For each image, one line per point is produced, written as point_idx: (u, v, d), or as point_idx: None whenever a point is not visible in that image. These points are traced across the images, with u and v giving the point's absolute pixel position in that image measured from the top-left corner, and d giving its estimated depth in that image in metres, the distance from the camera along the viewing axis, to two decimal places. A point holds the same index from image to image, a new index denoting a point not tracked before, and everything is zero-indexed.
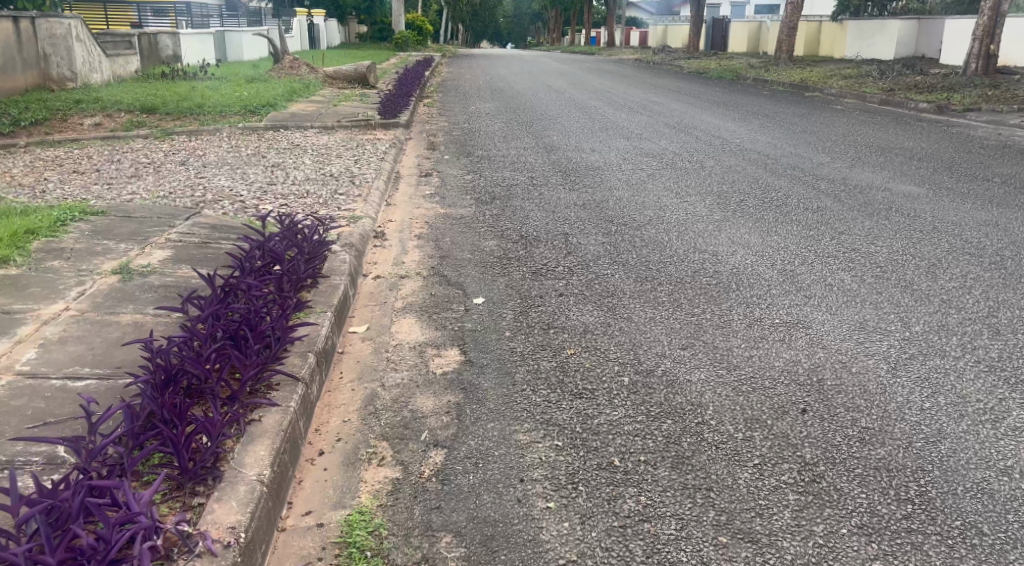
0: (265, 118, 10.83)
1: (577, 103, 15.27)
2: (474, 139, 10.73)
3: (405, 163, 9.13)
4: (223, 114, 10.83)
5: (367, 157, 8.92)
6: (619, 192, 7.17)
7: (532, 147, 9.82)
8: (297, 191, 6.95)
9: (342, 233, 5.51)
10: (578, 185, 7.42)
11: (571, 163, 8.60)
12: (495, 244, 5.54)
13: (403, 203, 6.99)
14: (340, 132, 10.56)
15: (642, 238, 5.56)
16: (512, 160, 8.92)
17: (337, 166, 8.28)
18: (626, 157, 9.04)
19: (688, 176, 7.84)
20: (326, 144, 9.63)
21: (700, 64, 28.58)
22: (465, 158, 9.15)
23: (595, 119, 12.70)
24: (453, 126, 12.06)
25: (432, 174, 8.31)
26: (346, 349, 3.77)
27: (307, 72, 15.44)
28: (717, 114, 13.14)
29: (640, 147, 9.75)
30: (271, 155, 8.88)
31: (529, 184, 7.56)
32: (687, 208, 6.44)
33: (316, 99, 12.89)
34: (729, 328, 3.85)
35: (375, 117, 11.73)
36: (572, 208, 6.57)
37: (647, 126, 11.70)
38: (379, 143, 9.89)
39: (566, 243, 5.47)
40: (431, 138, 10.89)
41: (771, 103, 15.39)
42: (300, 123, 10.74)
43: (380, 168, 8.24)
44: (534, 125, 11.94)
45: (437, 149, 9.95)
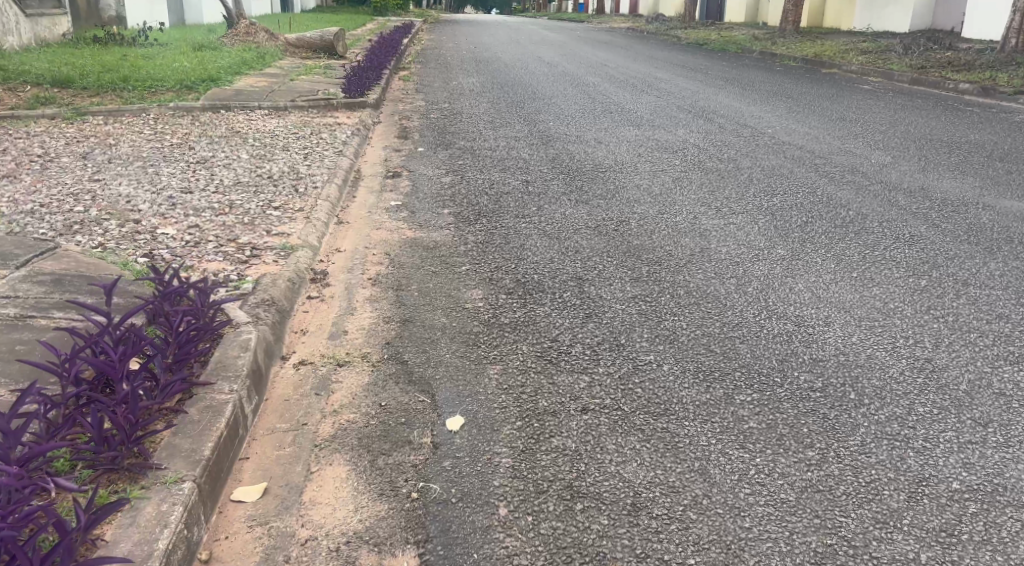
0: (203, 94, 9.16)
1: (573, 79, 13.59)
2: (455, 124, 9.05)
3: (369, 156, 7.48)
4: (153, 88, 9.20)
5: (320, 149, 7.28)
6: (640, 204, 5.58)
7: (526, 138, 8.19)
8: (217, 202, 5.32)
9: (261, 284, 3.88)
10: (587, 196, 5.81)
11: (574, 163, 6.98)
12: (481, 298, 3.93)
13: (360, 221, 5.36)
14: (294, 114, 8.88)
15: (688, 288, 3.97)
16: (501, 156, 7.28)
17: (280, 162, 6.63)
18: (641, 152, 7.43)
19: (723, 181, 6.24)
20: (274, 131, 7.98)
21: (700, 35, 26.80)
22: (442, 151, 7.52)
23: (597, 99, 11.02)
24: (431, 106, 10.36)
25: (400, 174, 6.67)
26: (213, 553, 2.16)
27: (266, 39, 13.65)
28: (734, 96, 11.51)
29: (655, 137, 8.15)
30: (200, 146, 7.23)
31: (524, 194, 5.96)
32: (735, 235, 4.85)
33: (272, 71, 11.16)
34: (879, 503, 2.31)
35: (338, 94, 10.03)
36: (583, 233, 4.97)
37: (659, 110, 10.04)
38: (339, 131, 8.21)
39: (585, 300, 3.87)
40: (403, 122, 9.21)
41: (792, 82, 13.70)
42: (245, 101, 9.08)
43: (335, 167, 6.58)
44: (526, 107, 10.26)
45: (410, 137, 8.28)
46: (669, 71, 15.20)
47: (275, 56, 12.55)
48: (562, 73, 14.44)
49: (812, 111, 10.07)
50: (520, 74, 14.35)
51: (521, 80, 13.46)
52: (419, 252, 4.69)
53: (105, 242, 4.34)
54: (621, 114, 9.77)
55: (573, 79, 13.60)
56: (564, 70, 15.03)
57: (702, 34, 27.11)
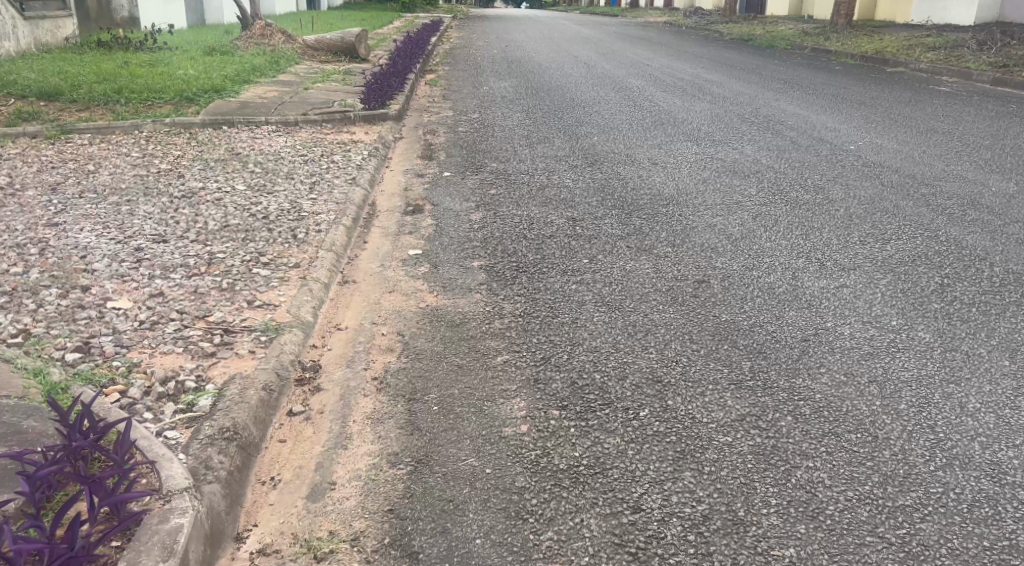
0: (204, 107, 8.16)
1: (615, 82, 12.48)
2: (487, 140, 8.00)
3: (388, 183, 6.45)
4: (149, 101, 8.22)
5: (331, 176, 6.26)
6: (719, 255, 4.47)
7: (570, 159, 7.11)
8: (193, 255, 4.30)
9: (224, 400, 2.83)
10: (650, 243, 4.72)
11: (629, 194, 5.89)
12: (525, 417, 2.83)
13: (370, 279, 4.31)
14: (305, 131, 7.87)
15: (814, 406, 2.84)
16: (541, 184, 6.21)
17: (280, 196, 5.61)
18: (707, 178, 6.32)
19: (815, 220, 5.11)
20: (280, 152, 6.97)
21: (744, 30, 25.43)
22: (472, 178, 6.45)
23: (645, 108, 9.89)
24: (459, 118, 9.31)
25: (423, 211, 5.62)
26: None
27: (283, 41, 12.66)
28: (797, 101, 10.31)
29: (720, 158, 7.02)
30: (191, 172, 6.23)
31: (572, 239, 4.89)
32: (852, 306, 3.73)
33: (286, 79, 10.16)
34: None
35: (357, 106, 8.99)
36: (653, 300, 3.87)
37: (718, 121, 8.89)
38: (355, 151, 7.19)
39: (673, 425, 2.75)
40: (429, 138, 8.18)
41: (857, 84, 12.44)
42: (251, 115, 8.08)
43: (346, 201, 5.56)
44: (566, 118, 9.19)
45: (436, 157, 7.24)
46: (718, 72, 14.01)
47: (291, 61, 11.57)
48: (602, 77, 13.33)
49: (894, 120, 8.84)
50: (557, 77, 13.25)
51: (559, 84, 12.35)
52: (441, 329, 3.62)
53: (33, 328, 3.34)
54: (675, 126, 8.64)
55: (615, 83, 12.47)
56: (603, 72, 13.91)
57: (746, 29, 25.80)
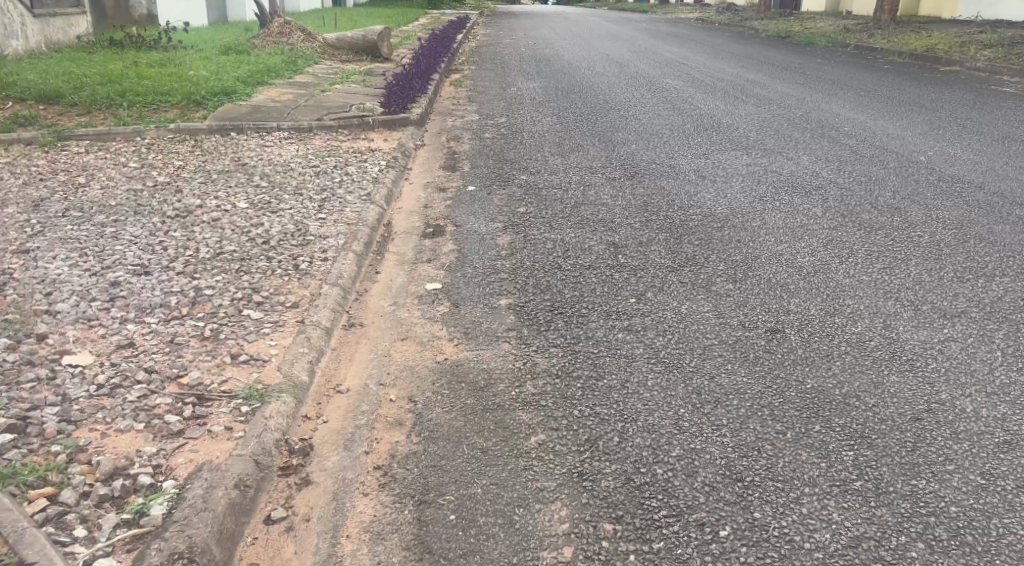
0: (212, 111, 7.57)
1: (651, 83, 11.81)
2: (515, 149, 7.39)
3: (406, 198, 5.84)
4: (154, 103, 7.63)
5: (342, 190, 5.65)
6: (789, 296, 3.80)
7: (608, 170, 6.46)
8: (175, 292, 3.69)
9: (182, 515, 2.23)
10: (705, 277, 4.09)
11: (677, 213, 5.22)
12: (568, 533, 2.28)
13: (379, 322, 3.68)
14: (318, 137, 7.29)
15: (952, 527, 2.28)
16: (576, 201, 5.57)
17: (284, 215, 5.00)
18: (763, 195, 5.65)
19: (897, 248, 4.45)
20: (291, 163, 6.37)
21: (782, 26, 24.65)
22: (499, 193, 5.83)
23: (686, 112, 9.21)
24: (485, 124, 8.69)
25: (443, 233, 5.00)
26: None
27: (302, 39, 12.08)
28: (850, 104, 9.60)
29: (775, 171, 6.33)
30: (190, 186, 5.64)
31: (614, 270, 4.25)
32: (964, 367, 3.06)
33: (303, 80, 9.56)
34: None
35: (376, 110, 8.38)
36: (717, 358, 3.20)
37: (767, 128, 8.20)
38: (372, 161, 6.60)
39: (764, 554, 2.21)
40: (452, 147, 7.60)
41: (913, 84, 11.66)
42: (262, 120, 7.48)
43: (358, 222, 4.95)
44: (601, 123, 8.55)
45: (460, 169, 6.65)
46: (760, 72, 13.29)
47: (310, 61, 10.98)
48: (637, 76, 12.65)
49: (964, 125, 8.11)
50: (589, 76, 12.58)
51: (591, 84, 11.67)
52: (461, 394, 2.96)
53: None
54: (721, 131, 7.98)
55: (650, 83, 11.77)
56: (638, 72, 13.23)
57: (783, 25, 24.94)
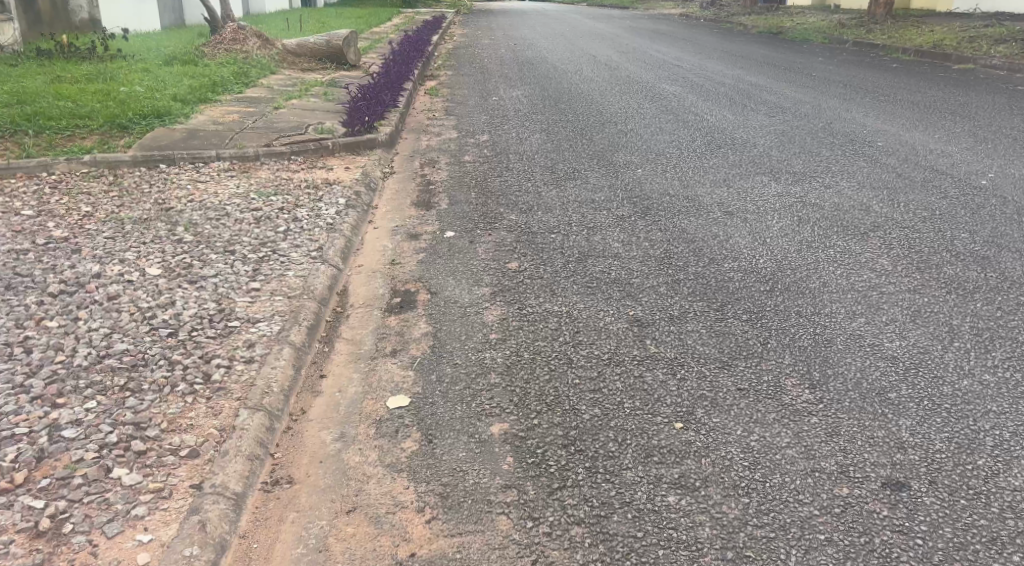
0: (140, 138, 6.38)
1: (647, 90, 10.79)
2: (501, 179, 6.33)
3: (369, 253, 4.71)
4: (70, 129, 6.43)
5: (287, 245, 4.53)
6: (893, 416, 2.73)
7: (615, 207, 5.44)
8: (17, 440, 2.57)
9: None
10: (767, 378, 3.04)
11: (711, 272, 4.17)
12: None
13: (317, 476, 2.59)
14: (266, 168, 6.15)
15: None
16: (581, 255, 4.54)
17: (204, 289, 3.87)
18: (810, 240, 4.64)
19: (1009, 322, 3.44)
20: (227, 205, 5.21)
21: (771, 22, 23.72)
22: (483, 246, 4.77)
23: (691, 127, 8.21)
24: (464, 145, 7.61)
25: (412, 306, 3.90)
26: None
27: (258, 46, 10.84)
28: (874, 114, 8.61)
29: (815, 205, 5.32)
30: (95, 242, 4.48)
31: (644, 364, 3.19)
32: None
33: (254, 95, 8.37)
34: None
35: (337, 130, 7.24)
36: (825, 551, 2.26)
37: (789, 145, 7.20)
38: (329, 199, 5.50)
39: None
40: (427, 177, 6.53)
41: (931, 87, 10.74)
42: (198, 148, 6.29)
43: (303, 295, 3.86)
44: (600, 143, 7.52)
45: (437, 208, 5.59)
46: (760, 75, 12.32)
47: (264, 71, 9.79)
48: (629, 82, 11.63)
49: (1014, 138, 7.10)
50: (577, 82, 11.53)
51: (580, 92, 10.62)
52: None
53: None
54: (738, 152, 6.99)
55: (645, 90, 10.75)
56: (630, 76, 12.19)
57: (772, 21, 24.07)
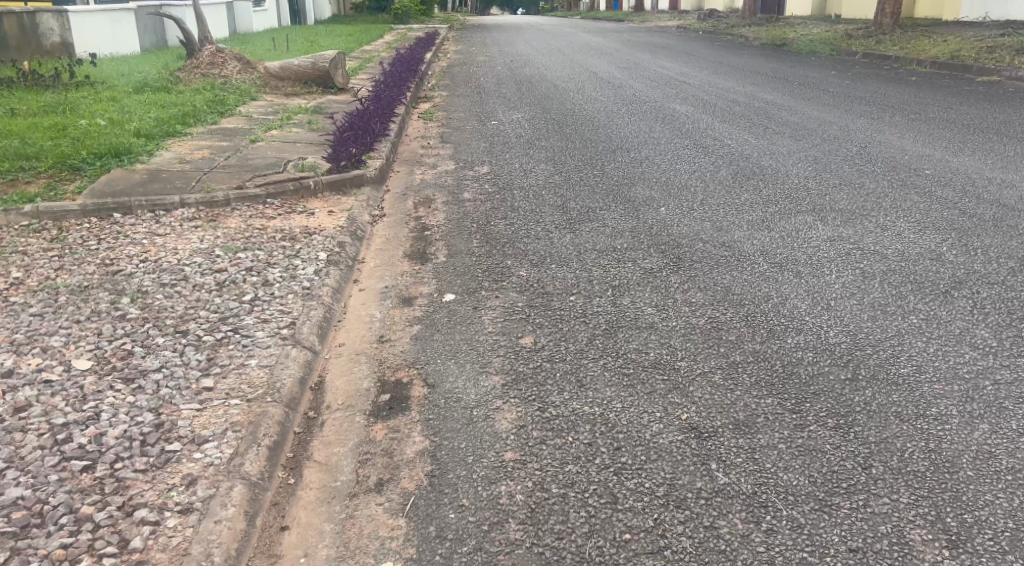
0: (93, 182, 5.59)
1: (657, 110, 10.04)
2: (506, 222, 5.57)
3: (352, 327, 3.89)
4: (13, 172, 5.63)
5: (252, 321, 3.74)
6: None
7: (641, 259, 4.68)
8: None
9: None
10: (879, 533, 2.31)
11: (773, 351, 3.39)
12: None
13: None
14: (237, 215, 5.36)
15: None
16: (609, 325, 3.76)
17: (141, 391, 3.07)
18: (883, 300, 3.87)
19: None
20: (186, 266, 4.42)
21: (774, 33, 23.05)
22: (489, 315, 3.98)
23: (712, 153, 7.47)
24: (462, 179, 6.84)
25: (405, 406, 3.09)
26: None
27: (238, 69, 10.05)
28: (911, 136, 7.87)
29: (876, 253, 4.56)
30: (17, 322, 3.69)
31: (714, 506, 2.44)
32: None
33: (229, 126, 7.58)
34: None
35: (319, 166, 6.45)
36: None
37: (826, 175, 6.46)
38: (307, 253, 4.71)
39: None
40: (422, 219, 5.75)
41: (962, 102, 10.03)
42: (158, 193, 5.49)
43: (265, 396, 3.06)
44: (614, 175, 6.76)
45: (435, 261, 4.83)
46: (775, 91, 11.59)
47: (244, 99, 9.01)
48: (636, 101, 10.87)
49: None
50: (580, 103, 10.78)
51: (585, 113, 9.87)
52: None
53: None
54: (770, 184, 6.23)
55: (655, 110, 10.01)
56: (637, 95, 11.43)
57: (775, 32, 23.41)
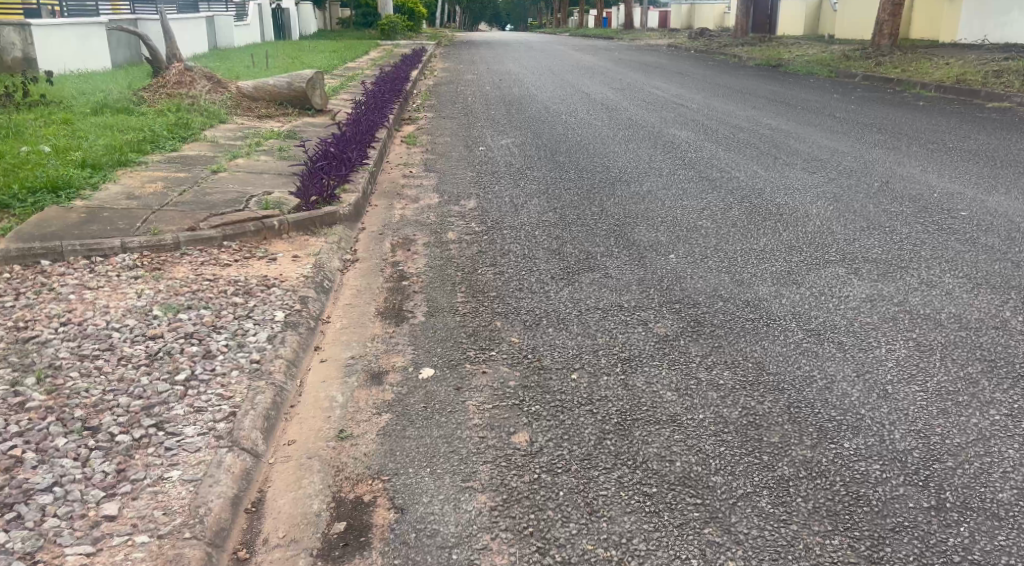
0: (22, 222, 4.87)
1: (657, 136, 9.42)
2: (496, 270, 4.88)
3: (308, 417, 3.19)
4: None
5: (181, 411, 3.02)
6: None
7: (655, 322, 4.01)
8: None
9: None
10: None
11: (829, 463, 2.74)
12: None
13: None
14: (185, 262, 4.65)
15: None
16: (622, 417, 3.08)
17: (20, 523, 2.37)
18: (951, 387, 3.22)
19: None
20: (113, 330, 3.70)
21: (770, 53, 22.61)
22: (474, 398, 3.28)
23: (720, 187, 6.85)
24: (447, 215, 6.17)
25: (365, 544, 2.42)
26: None
27: (208, 89, 9.34)
28: (934, 170, 7.28)
29: (927, 319, 3.92)
30: None
31: None
32: None
33: (191, 154, 6.87)
34: None
35: (286, 200, 5.75)
36: None
37: (849, 216, 5.84)
38: (261, 311, 4.02)
39: None
40: (400, 265, 5.07)
41: (979, 131, 9.48)
42: (96, 235, 4.77)
43: (182, 533, 2.38)
44: (616, 212, 6.12)
45: (412, 322, 4.14)
46: (779, 116, 11.01)
47: (211, 122, 8.29)
48: (634, 126, 10.26)
49: None
50: (574, 127, 10.15)
51: (580, 139, 9.24)
52: None
53: None
54: (791, 226, 5.60)
55: (653, 137, 9.38)
56: (634, 118, 10.82)
57: (770, 52, 22.97)
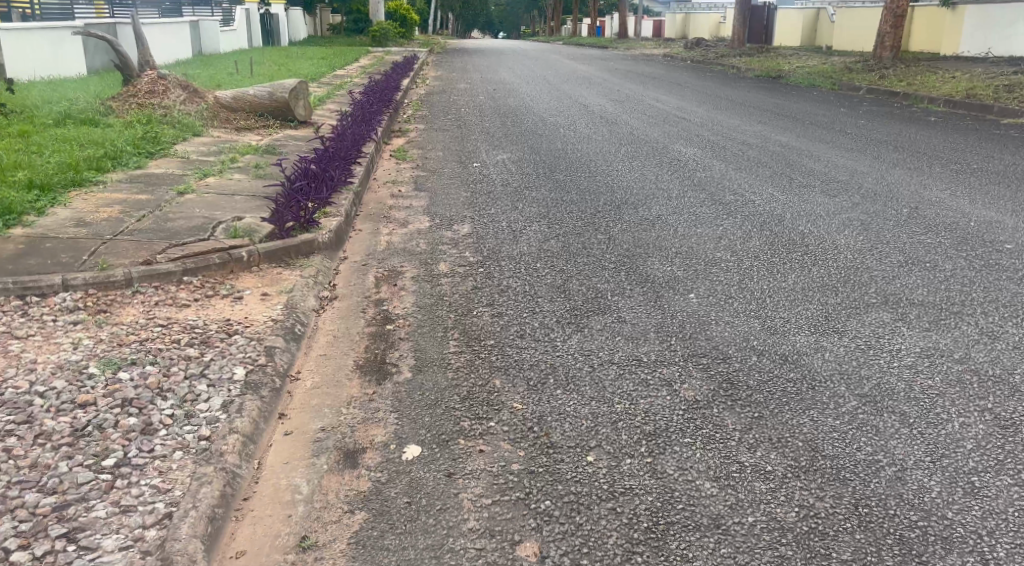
0: None
1: (662, 153, 8.87)
2: (494, 312, 4.29)
3: (264, 519, 2.59)
4: None
5: (102, 514, 2.41)
6: None
7: (680, 383, 3.42)
8: None
9: None
10: None
11: None
12: None
13: None
14: (135, 303, 4.03)
15: None
16: (654, 520, 2.50)
17: None
18: None
19: None
20: (37, 395, 3.08)
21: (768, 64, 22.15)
22: (469, 489, 2.68)
23: (736, 211, 6.30)
24: (439, 242, 5.58)
25: None
26: None
27: (183, 97, 8.72)
28: (965, 194, 6.75)
29: (999, 383, 3.35)
30: None
31: None
32: None
33: (156, 171, 6.25)
34: None
35: (258, 226, 5.14)
36: None
37: (882, 247, 5.29)
38: (219, 367, 3.40)
39: None
40: (384, 304, 4.46)
41: (1003, 150, 8.98)
42: (35, 270, 4.16)
43: None
44: (624, 241, 5.54)
45: (396, 378, 3.54)
46: (787, 132, 10.47)
47: (183, 135, 7.66)
48: (636, 141, 9.71)
49: None
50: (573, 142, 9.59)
51: (581, 156, 8.68)
52: None
53: None
54: (820, 260, 5.04)
55: (658, 153, 8.83)
56: (636, 133, 10.27)
57: (768, 63, 22.52)
